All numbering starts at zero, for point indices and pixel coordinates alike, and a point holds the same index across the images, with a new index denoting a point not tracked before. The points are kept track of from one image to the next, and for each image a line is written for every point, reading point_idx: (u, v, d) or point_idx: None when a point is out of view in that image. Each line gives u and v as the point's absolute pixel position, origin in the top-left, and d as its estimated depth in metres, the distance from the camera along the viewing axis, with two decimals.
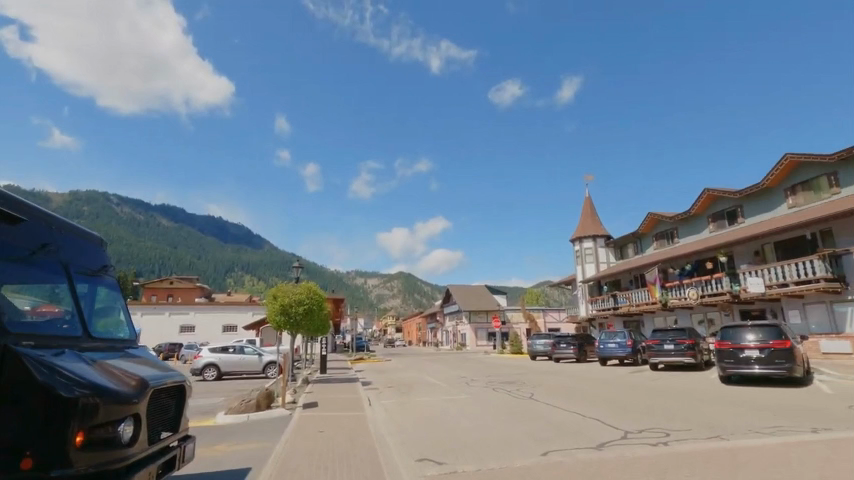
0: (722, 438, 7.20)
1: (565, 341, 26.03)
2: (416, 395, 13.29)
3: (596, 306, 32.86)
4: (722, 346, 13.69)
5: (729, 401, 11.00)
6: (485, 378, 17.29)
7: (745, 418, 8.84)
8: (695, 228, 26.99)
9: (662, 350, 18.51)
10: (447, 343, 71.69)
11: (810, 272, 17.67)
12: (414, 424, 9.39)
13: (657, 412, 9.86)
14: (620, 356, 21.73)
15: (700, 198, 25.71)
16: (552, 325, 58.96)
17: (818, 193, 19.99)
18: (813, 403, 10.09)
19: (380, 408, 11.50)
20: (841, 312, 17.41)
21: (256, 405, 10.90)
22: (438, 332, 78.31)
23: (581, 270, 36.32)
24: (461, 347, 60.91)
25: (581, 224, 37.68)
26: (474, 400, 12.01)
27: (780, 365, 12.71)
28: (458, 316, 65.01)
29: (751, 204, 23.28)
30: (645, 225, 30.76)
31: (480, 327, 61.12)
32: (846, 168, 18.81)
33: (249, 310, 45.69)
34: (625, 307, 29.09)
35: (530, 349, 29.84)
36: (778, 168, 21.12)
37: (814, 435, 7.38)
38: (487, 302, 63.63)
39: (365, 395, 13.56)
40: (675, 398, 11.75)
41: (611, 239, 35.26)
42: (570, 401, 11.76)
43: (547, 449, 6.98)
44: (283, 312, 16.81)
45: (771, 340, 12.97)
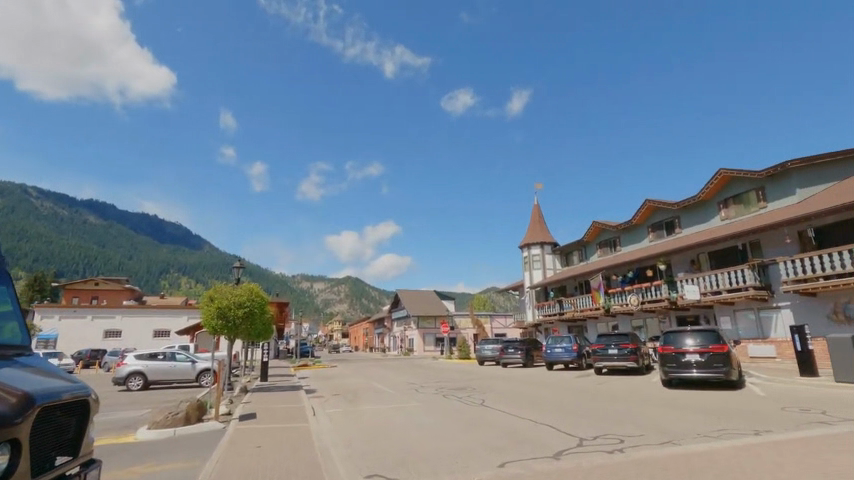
0: (674, 444, 7.17)
1: (513, 346, 26.20)
2: (364, 404, 12.62)
3: (543, 312, 33.45)
4: (665, 350, 14.13)
5: (673, 404, 11.24)
6: (435, 384, 16.89)
7: (691, 421, 8.97)
8: (636, 237, 28.19)
9: (606, 355, 18.96)
10: (395, 349, 70.96)
11: (740, 281, 18.76)
12: (362, 435, 8.78)
13: (608, 417, 9.84)
14: (566, 360, 22.07)
15: (641, 209, 26.91)
16: (499, 330, 59.81)
17: (747, 207, 21.41)
18: (749, 405, 10.50)
19: (324, 418, 10.75)
20: (767, 318, 18.60)
21: (185, 418, 9.83)
22: (385, 338, 77.36)
23: (529, 276, 36.93)
24: (408, 353, 60.27)
25: (529, 231, 38.44)
26: (425, 407, 11.54)
27: (718, 369, 13.21)
28: (406, 321, 64.49)
29: (687, 215, 24.60)
30: (590, 233, 31.78)
31: (427, 332, 60.92)
32: (773, 184, 20.29)
33: (184, 315, 42.77)
34: (570, 312, 29.77)
35: (478, 354, 29.82)
36: (714, 182, 22.45)
37: (758, 437, 7.55)
38: (436, 307, 63.52)
39: (308, 404, 12.72)
40: (623, 403, 11.89)
41: (557, 246, 36.20)
42: (522, 407, 11.56)
43: (504, 459, 6.65)
44: (221, 315, 15.59)
45: (710, 344, 13.49)
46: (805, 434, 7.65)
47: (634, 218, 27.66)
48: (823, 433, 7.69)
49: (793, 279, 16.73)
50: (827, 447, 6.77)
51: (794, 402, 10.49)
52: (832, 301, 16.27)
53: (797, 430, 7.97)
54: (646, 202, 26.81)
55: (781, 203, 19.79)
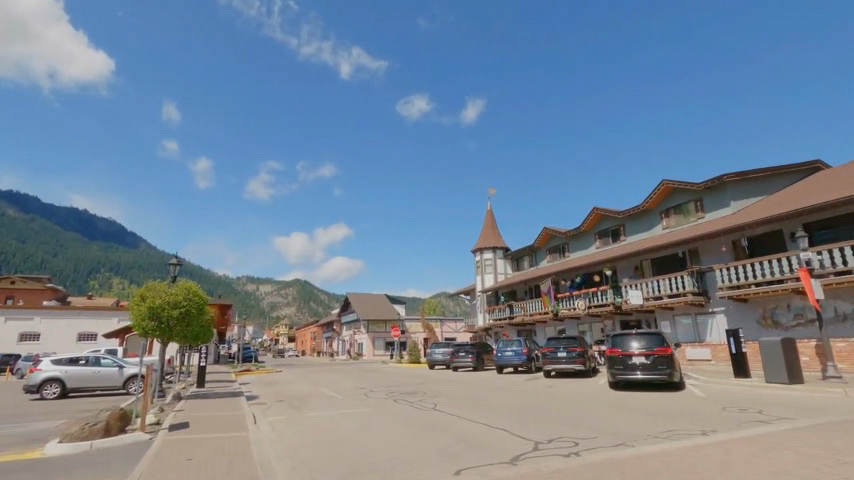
0: (628, 446, 7.12)
1: (464, 350, 26.12)
2: (309, 410, 11.90)
3: (493, 316, 33.75)
4: (612, 353, 14.44)
5: (622, 406, 11.41)
6: (386, 389, 16.37)
7: (641, 422, 9.07)
8: (583, 244, 29.07)
9: (555, 358, 19.21)
10: (343, 354, 69.41)
11: (680, 287, 19.65)
12: (307, 444, 8.16)
13: (560, 420, 9.78)
14: (516, 363, 22.23)
15: (589, 217, 27.79)
16: (449, 335, 59.92)
17: (686, 217, 22.57)
18: (692, 406, 10.82)
19: (266, 426, 9.97)
20: (704, 322, 19.59)
21: (104, 429, 8.76)
22: (334, 342, 75.50)
23: (481, 280, 37.19)
24: (357, 358, 59.02)
25: (482, 236, 38.81)
26: (375, 413, 11.02)
27: (662, 371, 13.62)
28: (356, 325, 63.30)
29: (632, 224, 25.65)
30: (540, 239, 32.48)
31: (377, 336, 60.00)
32: (710, 196, 21.53)
33: (114, 317, 39.53)
34: (520, 317, 30.18)
35: (429, 359, 29.52)
36: (657, 193, 23.54)
37: (705, 437, 7.70)
38: (386, 311, 62.75)
39: (249, 412, 11.82)
40: (573, 405, 11.95)
41: (509, 251, 36.77)
42: (475, 411, 11.30)
43: (460, 466, 6.32)
44: (153, 316, 14.32)
45: (654, 347, 13.89)
46: (747, 433, 7.89)
47: (582, 225, 28.52)
48: (763, 431, 7.95)
49: (728, 286, 17.69)
50: (770, 445, 6.98)
51: (732, 402, 10.92)
52: (762, 306, 17.34)
53: (739, 429, 8.22)
54: (593, 210, 27.73)
55: (717, 214, 21.00)
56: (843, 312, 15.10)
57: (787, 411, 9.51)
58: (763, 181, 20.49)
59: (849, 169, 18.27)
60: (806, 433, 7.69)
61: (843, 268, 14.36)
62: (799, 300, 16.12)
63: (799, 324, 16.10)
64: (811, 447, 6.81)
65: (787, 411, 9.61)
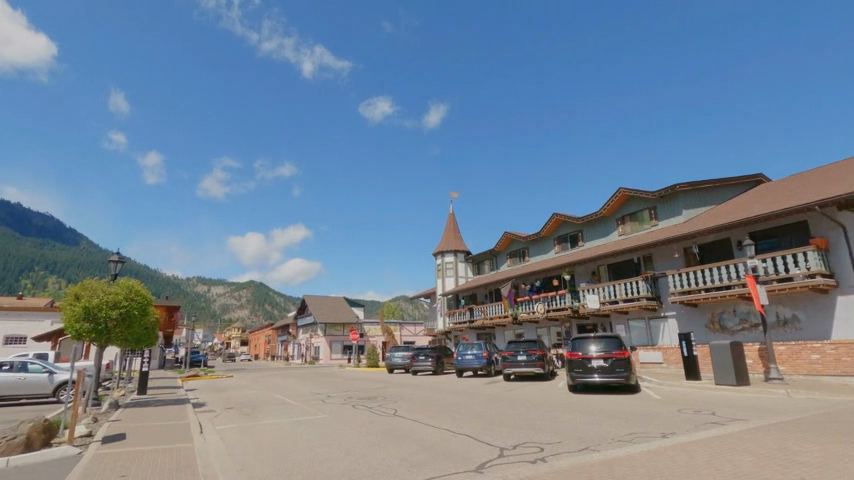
0: (593, 450, 7.04)
1: (424, 354, 25.81)
2: (261, 418, 11.19)
3: (454, 319, 33.70)
4: (573, 356, 14.60)
5: (583, 409, 11.47)
6: (343, 394, 15.82)
7: (603, 426, 9.06)
8: (543, 248, 29.54)
9: (515, 362, 19.25)
10: (299, 358, 67.46)
11: (635, 291, 20.22)
12: (260, 455, 7.59)
13: (524, 424, 9.66)
14: (476, 367, 22.16)
15: (549, 222, 28.28)
16: (408, 338, 59.50)
17: (641, 224, 23.33)
18: (649, 408, 10.99)
19: (214, 436, 9.26)
20: (656, 326, 20.24)
21: (24, 444, 7.78)
22: (289, 346, 73.25)
23: (442, 283, 37.08)
24: (313, 362, 57.50)
25: (443, 239, 38.79)
26: (333, 420, 10.51)
27: (620, 373, 13.84)
28: (313, 328, 61.71)
29: (589, 230, 26.29)
30: (501, 243, 32.76)
31: (335, 340, 58.70)
32: (663, 204, 22.36)
33: (48, 319, 36.50)
34: (480, 320, 30.24)
35: (388, 362, 29.02)
36: (614, 200, 24.23)
37: (665, 439, 7.76)
38: (344, 314, 61.56)
39: (195, 420, 10.98)
40: (535, 409, 11.87)
41: (470, 255, 36.90)
42: (436, 415, 11.01)
43: (425, 477, 6.00)
44: (89, 317, 13.15)
45: (613, 350, 14.12)
46: (704, 434, 8.02)
47: (542, 230, 28.99)
48: (719, 433, 8.09)
49: (679, 291, 18.34)
50: (728, 447, 7.11)
51: (687, 404, 11.19)
52: (710, 311, 18.09)
53: (697, 430, 8.37)
54: (553, 215, 28.24)
55: (670, 222, 21.82)
56: (784, 317, 15.98)
57: (739, 412, 9.81)
58: (711, 191, 21.48)
59: (789, 182, 19.46)
60: (759, 434, 7.91)
61: (785, 275, 15.18)
62: (744, 306, 16.93)
63: (744, 328, 16.88)
64: (766, 448, 6.98)
65: (738, 411, 9.95)
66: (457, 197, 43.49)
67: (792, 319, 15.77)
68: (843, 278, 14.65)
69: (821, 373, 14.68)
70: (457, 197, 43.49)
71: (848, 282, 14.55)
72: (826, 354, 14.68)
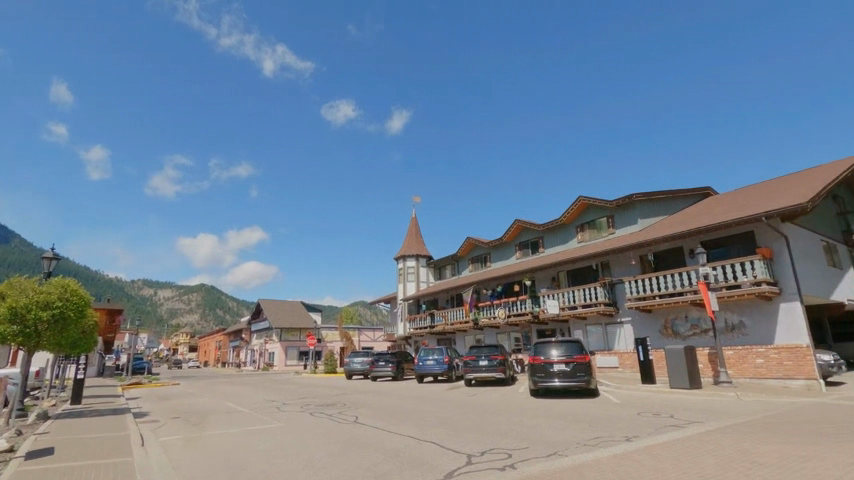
0: (561, 455, 6.93)
1: (384, 359, 25.29)
2: (211, 428, 10.43)
3: (414, 324, 33.38)
4: (535, 360, 14.62)
5: (546, 414, 11.44)
6: (300, 401, 15.12)
7: (568, 430, 9.00)
8: (504, 254, 29.84)
9: (476, 367, 19.16)
10: (251, 364, 64.90)
11: (594, 297, 20.66)
12: (209, 468, 6.96)
13: (489, 430, 9.49)
14: (437, 372, 21.89)
15: (511, 228, 28.61)
16: (366, 344, 58.54)
17: (599, 232, 23.96)
18: (610, 412, 11.09)
19: (157, 448, 8.47)
20: (613, 332, 20.74)
21: None
22: (241, 352, 70.37)
23: (403, 288, 36.70)
24: (267, 368, 55.48)
25: (405, 243, 38.49)
26: (290, 429, 9.92)
27: (581, 378, 13.98)
28: (267, 334, 59.60)
29: (550, 236, 26.76)
30: (463, 249, 32.82)
31: (290, 345, 56.91)
32: (620, 213, 23.07)
33: None
34: (441, 326, 30.08)
35: (346, 368, 28.28)
36: (573, 208, 24.79)
37: (630, 442, 7.77)
38: (302, 319, 59.86)
39: (137, 431, 10.07)
40: (499, 414, 11.73)
41: (431, 260, 36.77)
42: (399, 422, 10.64)
43: None
44: (15, 319, 11.88)
45: (574, 355, 14.24)
46: (667, 437, 8.08)
47: (504, 236, 29.27)
48: (680, 436, 8.19)
49: (635, 297, 18.88)
50: (691, 450, 7.19)
51: (646, 407, 11.37)
52: (664, 317, 18.71)
53: (660, 433, 8.45)
54: (515, 222, 28.58)
55: (626, 230, 22.53)
56: (732, 323, 16.73)
57: (696, 415, 10.06)
58: (665, 202, 22.40)
59: (735, 195, 20.58)
60: (718, 435, 8.08)
61: (734, 283, 15.90)
62: (695, 312, 17.63)
63: (695, 333, 17.57)
64: (726, 450, 7.11)
65: (695, 414, 10.17)
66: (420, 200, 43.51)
67: (739, 325, 16.55)
68: (785, 285, 15.55)
69: (765, 376, 15.48)
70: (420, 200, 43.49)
71: (790, 290, 15.43)
72: (770, 357, 15.47)
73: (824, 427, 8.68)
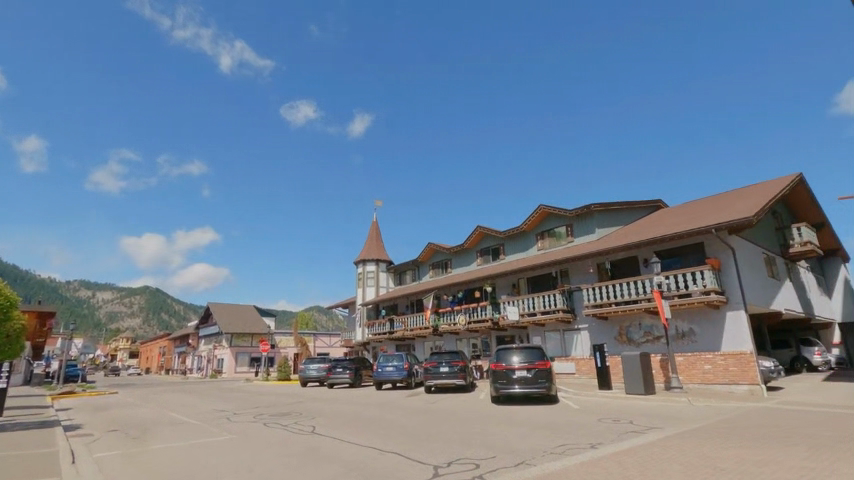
0: (529, 464, 6.78)
1: (342, 365, 24.58)
2: (154, 441, 9.58)
3: (373, 330, 32.78)
4: (497, 367, 14.56)
5: (509, 421, 11.35)
6: (252, 410, 14.30)
7: (534, 438, 8.90)
8: (465, 260, 29.91)
9: (437, 373, 18.93)
10: (198, 371, 61.78)
11: (553, 304, 20.98)
12: None
13: (455, 439, 9.26)
14: (396, 379, 21.47)
15: (473, 234, 28.71)
16: (322, 350, 57.10)
17: (558, 240, 24.46)
18: (571, 418, 11.14)
19: (91, 465, 7.63)
20: (570, 338, 21.11)
21: None
22: (187, 359, 66.86)
23: (362, 293, 36.02)
24: (215, 376, 52.92)
25: (365, 248, 37.90)
26: (242, 441, 9.26)
27: (542, 384, 14.03)
28: (217, 339, 56.94)
29: (511, 243, 27.06)
30: (424, 254, 32.65)
31: (241, 351, 54.60)
32: (579, 222, 23.65)
33: None
34: (401, 331, 29.70)
35: (301, 375, 27.27)
36: (534, 216, 25.19)
37: (595, 449, 7.75)
38: (254, 324, 57.59)
39: (66, 447, 9.07)
40: (462, 422, 11.53)
41: (392, 265, 36.37)
42: (359, 432, 10.20)
43: None
44: None
45: (536, 361, 14.29)
46: (630, 444, 8.13)
47: (465, 242, 29.33)
48: (641, 442, 8.27)
49: (593, 304, 19.30)
50: (654, 457, 7.23)
51: (606, 414, 11.51)
52: (619, 324, 19.23)
53: (623, 439, 8.49)
54: (477, 228, 28.73)
55: (584, 239, 23.12)
56: (682, 331, 17.37)
57: (654, 420, 10.26)
58: (620, 212, 23.19)
59: (685, 208, 21.58)
60: (678, 441, 8.22)
61: (685, 291, 16.55)
62: (648, 320, 18.22)
63: (648, 340, 18.16)
64: (687, 456, 7.23)
65: (653, 420, 10.36)
66: (381, 203, 43.05)
67: (689, 333, 17.20)
68: (731, 295, 16.36)
69: (712, 382, 16.21)
70: (381, 203, 43.03)
71: (735, 299, 16.24)
72: (717, 364, 16.23)
73: (773, 430, 9.06)
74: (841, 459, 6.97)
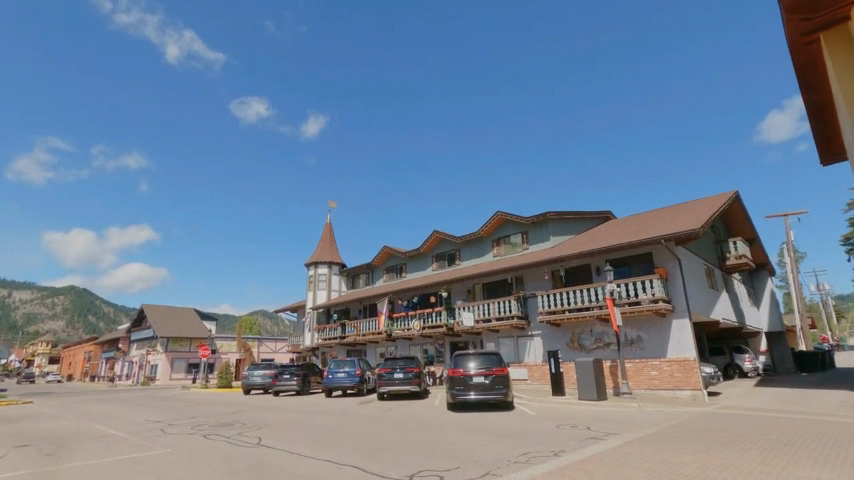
0: (496, 476, 6.48)
1: (289, 372, 23.43)
2: (73, 458, 8.44)
3: (323, 335, 31.68)
4: (454, 373, 14.26)
5: (467, 428, 11.09)
6: (190, 421, 13.11)
7: (496, 447, 8.64)
8: (421, 265, 29.61)
9: (391, 380, 18.37)
10: (128, 378, 57.37)
11: (507, 310, 21.07)
12: None
13: (413, 449, 8.83)
14: (347, 386, 20.68)
15: (429, 239, 28.46)
16: (266, 355, 54.76)
17: (513, 247, 24.69)
18: (529, 425, 11.03)
19: None
20: (523, 344, 21.25)
21: None
22: (116, 365, 61.93)
23: (313, 296, 34.76)
24: (148, 383, 49.33)
25: (318, 250, 36.75)
26: (179, 455, 8.37)
27: (498, 391, 13.85)
28: (151, 344, 53.15)
29: (467, 249, 27.05)
30: (379, 258, 32.04)
31: (177, 357, 51.29)
32: (534, 230, 24.00)
33: None
34: (352, 336, 28.87)
35: (245, 382, 25.76)
36: (491, 222, 25.33)
37: (559, 457, 7.59)
38: (193, 328, 54.26)
39: None
40: (419, 431, 11.13)
41: (345, 268, 35.47)
42: (311, 444, 9.52)
43: None
44: None
45: (493, 367, 14.10)
46: (591, 451, 8.05)
47: (421, 247, 29.03)
48: (602, 449, 8.22)
49: (546, 311, 19.52)
50: (618, 465, 7.19)
51: (562, 420, 11.50)
52: (571, 331, 19.55)
53: (584, 446, 8.41)
54: (433, 233, 28.52)
55: (539, 246, 23.47)
56: (631, 337, 17.90)
57: (609, 426, 10.32)
58: (574, 222, 23.78)
59: (634, 220, 22.43)
60: (637, 447, 8.26)
61: (635, 299, 17.08)
62: (599, 327, 18.65)
63: (598, 346, 18.58)
64: (649, 463, 7.25)
65: (609, 426, 10.43)
66: (335, 204, 41.98)
67: (637, 340, 17.75)
68: (677, 303, 17.04)
69: (658, 387, 16.77)
70: (335, 204, 41.97)
71: (681, 308, 16.94)
72: (663, 370, 16.78)
73: (722, 434, 9.34)
74: (790, 461, 7.25)
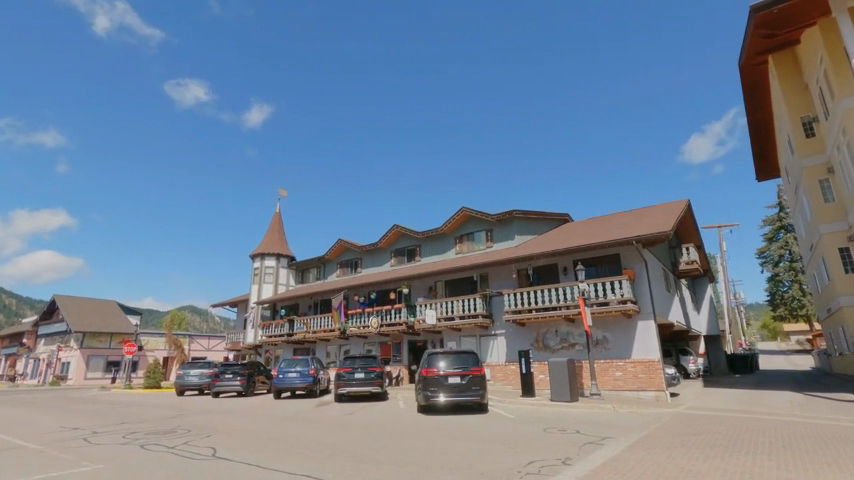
0: None
1: (232, 371, 21.30)
2: None
3: (268, 332, 29.48)
4: (428, 373, 13.28)
5: (448, 433, 10.19)
6: (121, 428, 11.16)
7: (494, 455, 7.80)
8: (378, 260, 28.40)
9: (350, 380, 17.06)
10: (33, 377, 50.89)
11: (472, 309, 20.44)
12: None
13: (401, 459, 7.80)
14: (298, 386, 19.07)
15: (388, 233, 27.33)
16: (198, 354, 50.77)
17: (477, 245, 24.16)
18: (514, 429, 10.29)
19: None
20: (486, 344, 20.65)
21: None
22: (19, 363, 54.92)
23: (257, 291, 32.40)
24: (58, 383, 44.08)
25: (265, 241, 34.46)
26: (115, 471, 6.73)
27: (474, 392, 13.02)
28: (63, 339, 47.53)
29: (428, 245, 26.23)
30: (332, 251, 30.42)
31: (95, 354, 46.22)
32: (498, 228, 23.59)
33: None
34: (301, 334, 27.06)
35: (178, 383, 23.20)
36: (455, 218, 24.66)
37: (570, 466, 6.89)
38: (115, 323, 49.32)
39: None
40: (396, 436, 10.10)
41: (294, 261, 33.43)
42: (277, 455, 8.18)
43: None
44: None
45: (470, 367, 13.27)
46: (599, 458, 7.43)
47: (378, 241, 27.84)
48: (608, 454, 7.61)
49: (513, 310, 19.01)
50: (637, 474, 6.57)
51: (546, 422, 10.90)
52: (536, 331, 19.25)
53: (587, 452, 7.75)
54: (393, 227, 27.40)
55: (503, 244, 23.09)
56: (596, 338, 17.83)
57: (600, 429, 9.79)
58: (538, 221, 23.68)
59: (597, 222, 22.64)
60: (642, 453, 7.72)
61: (603, 300, 16.99)
62: (565, 327, 18.49)
63: (563, 347, 18.42)
64: (668, 471, 6.68)
65: (597, 429, 9.92)
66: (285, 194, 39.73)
67: (602, 340, 17.69)
68: (643, 305, 17.15)
69: (622, 388, 16.81)
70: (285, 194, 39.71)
71: (646, 309, 17.08)
72: (627, 371, 16.86)
73: (715, 438, 9.06)
74: (803, 465, 6.97)
